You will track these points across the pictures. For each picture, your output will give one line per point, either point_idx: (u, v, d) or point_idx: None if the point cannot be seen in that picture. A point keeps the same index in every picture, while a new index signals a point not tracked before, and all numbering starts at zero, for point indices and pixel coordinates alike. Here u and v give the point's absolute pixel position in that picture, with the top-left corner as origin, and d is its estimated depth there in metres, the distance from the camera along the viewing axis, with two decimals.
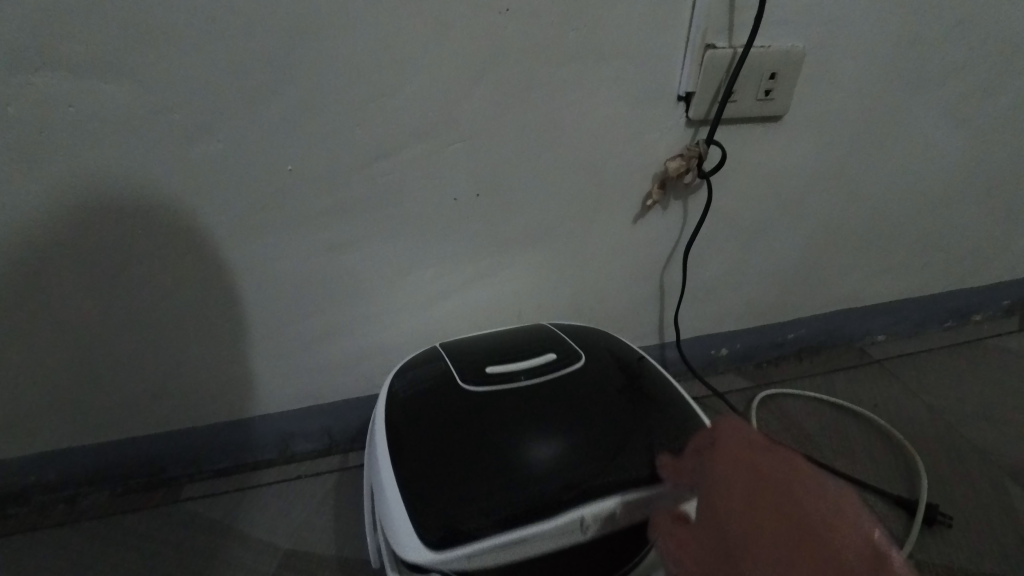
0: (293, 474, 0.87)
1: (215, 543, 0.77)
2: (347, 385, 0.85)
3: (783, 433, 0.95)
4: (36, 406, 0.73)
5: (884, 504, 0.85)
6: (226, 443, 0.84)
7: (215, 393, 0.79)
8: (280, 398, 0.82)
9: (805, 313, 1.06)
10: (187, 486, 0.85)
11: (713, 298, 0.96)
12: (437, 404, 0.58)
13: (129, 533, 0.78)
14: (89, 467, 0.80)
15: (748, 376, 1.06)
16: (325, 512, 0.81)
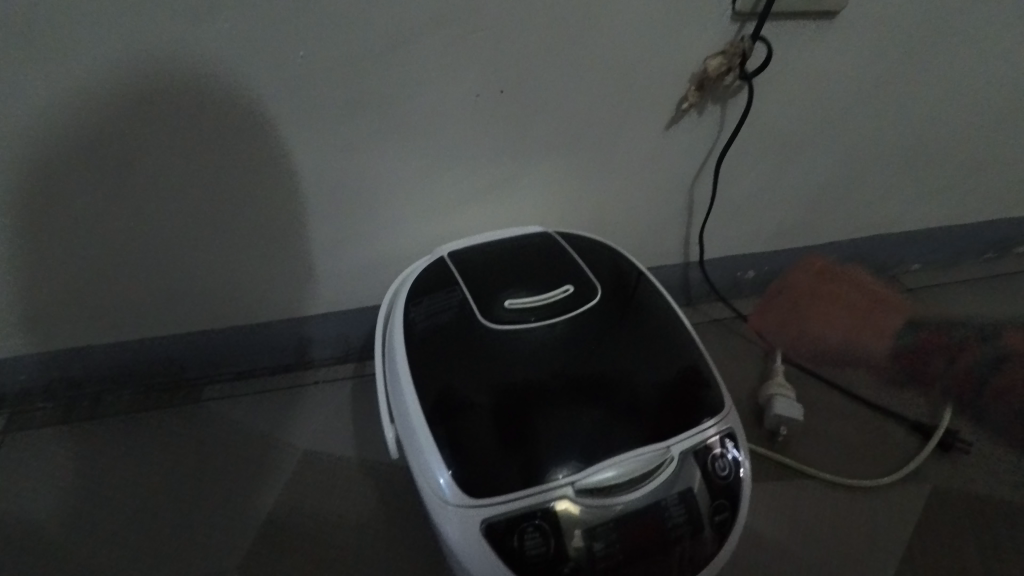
0: (310, 380, 0.86)
1: (235, 443, 0.78)
2: (361, 291, 0.83)
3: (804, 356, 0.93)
4: (52, 302, 0.73)
5: (905, 430, 0.83)
6: (242, 347, 0.84)
7: (230, 294, 0.79)
8: (294, 304, 0.82)
9: (838, 235, 1.00)
10: (207, 389, 0.85)
11: (742, 216, 0.91)
12: (447, 321, 0.56)
13: (152, 431, 0.80)
14: (109, 366, 0.81)
15: (773, 300, 1.02)
16: (341, 417, 0.82)
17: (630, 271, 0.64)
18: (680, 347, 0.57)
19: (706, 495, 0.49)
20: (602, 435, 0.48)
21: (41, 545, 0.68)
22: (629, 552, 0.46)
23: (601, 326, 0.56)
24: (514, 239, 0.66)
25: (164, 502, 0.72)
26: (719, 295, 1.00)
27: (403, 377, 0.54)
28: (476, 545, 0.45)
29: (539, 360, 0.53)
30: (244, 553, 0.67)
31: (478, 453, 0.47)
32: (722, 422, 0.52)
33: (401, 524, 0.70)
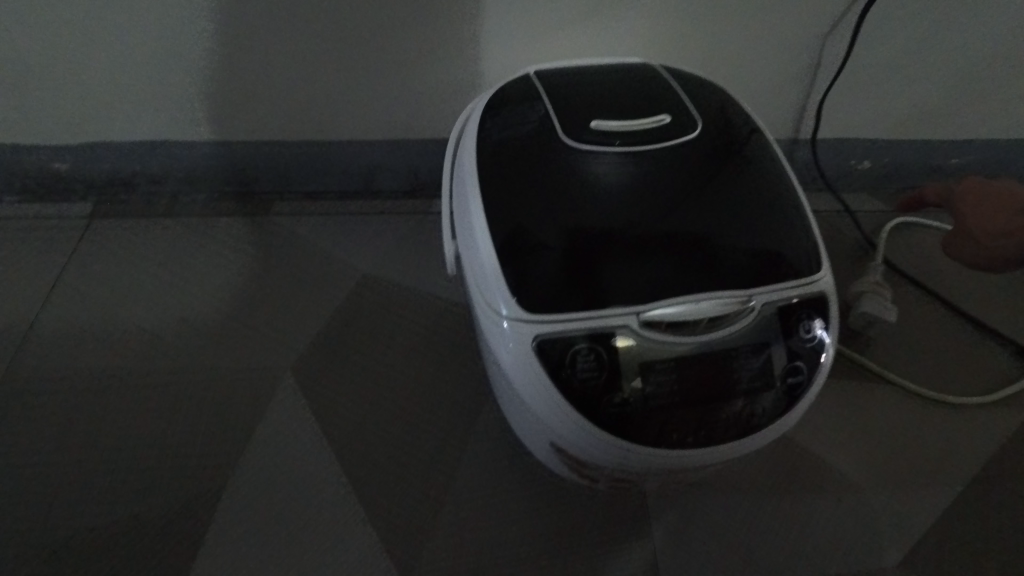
0: (379, 210, 0.86)
1: (297, 256, 0.79)
2: (436, 120, 0.80)
3: (905, 261, 0.83)
4: (143, 87, 0.75)
5: (1011, 355, 0.73)
6: (314, 164, 0.84)
7: (307, 105, 0.77)
8: (368, 122, 0.80)
9: (985, 133, 0.85)
10: (276, 204, 0.86)
11: (871, 91, 0.79)
12: (524, 137, 0.52)
13: (222, 234, 0.82)
14: (188, 165, 0.83)
15: (884, 200, 0.89)
16: (402, 248, 0.81)
17: (737, 113, 0.56)
18: (781, 198, 0.50)
19: (781, 354, 0.45)
20: (675, 273, 0.45)
21: (119, 317, 0.73)
22: (684, 395, 0.43)
23: (692, 162, 0.50)
24: (610, 64, 0.59)
25: (228, 298, 0.75)
26: (829, 184, 0.88)
27: (469, 188, 0.50)
28: (524, 360, 0.43)
29: (621, 188, 0.48)
30: (297, 355, 0.70)
31: (539, 271, 0.45)
32: (815, 283, 0.46)
33: (449, 354, 0.70)
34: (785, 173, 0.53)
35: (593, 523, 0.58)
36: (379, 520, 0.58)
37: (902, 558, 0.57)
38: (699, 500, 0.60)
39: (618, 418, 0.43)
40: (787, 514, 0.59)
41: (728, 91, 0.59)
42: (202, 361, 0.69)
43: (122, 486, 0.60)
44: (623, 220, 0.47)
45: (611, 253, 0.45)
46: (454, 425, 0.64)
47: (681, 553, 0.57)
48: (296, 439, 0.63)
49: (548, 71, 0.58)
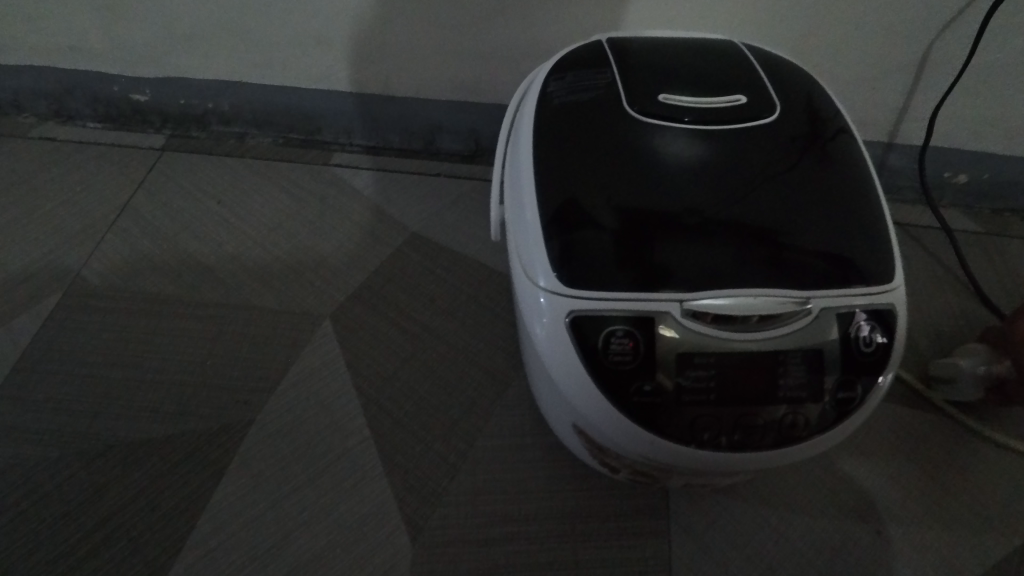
0: (435, 170, 0.85)
1: (351, 207, 0.80)
2: (503, 84, 0.78)
3: (1000, 286, 0.74)
4: (221, 27, 0.76)
5: None
6: (377, 117, 0.84)
7: (376, 60, 0.77)
8: (431, 81, 0.79)
9: None
10: (337, 154, 0.87)
11: (981, 98, 0.71)
12: (586, 104, 0.49)
13: (282, 178, 0.83)
14: (257, 107, 0.85)
15: (979, 220, 0.81)
16: (453, 212, 0.80)
17: (823, 101, 0.52)
18: (859, 198, 0.46)
19: (835, 365, 0.41)
20: (729, 264, 0.42)
21: (177, 245, 0.76)
22: (722, 394, 0.41)
23: (763, 148, 0.47)
24: (690, 37, 0.56)
25: (281, 240, 0.76)
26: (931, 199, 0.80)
27: (523, 150, 0.49)
28: (557, 335, 0.42)
29: (681, 167, 0.45)
30: (338, 303, 0.70)
31: (584, 244, 0.43)
32: (885, 295, 0.42)
33: (486, 323, 0.69)
34: (867, 170, 0.48)
35: (610, 512, 0.56)
36: (396, 476, 0.58)
37: None
38: (725, 506, 0.57)
39: (647, 407, 0.41)
40: (819, 536, 0.56)
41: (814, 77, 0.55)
42: (248, 297, 0.71)
43: (160, 405, 0.63)
44: (679, 201, 0.44)
45: (662, 234, 0.43)
46: (483, 393, 0.63)
47: (698, 558, 0.54)
48: (327, 385, 0.64)
49: (621, 39, 0.55)
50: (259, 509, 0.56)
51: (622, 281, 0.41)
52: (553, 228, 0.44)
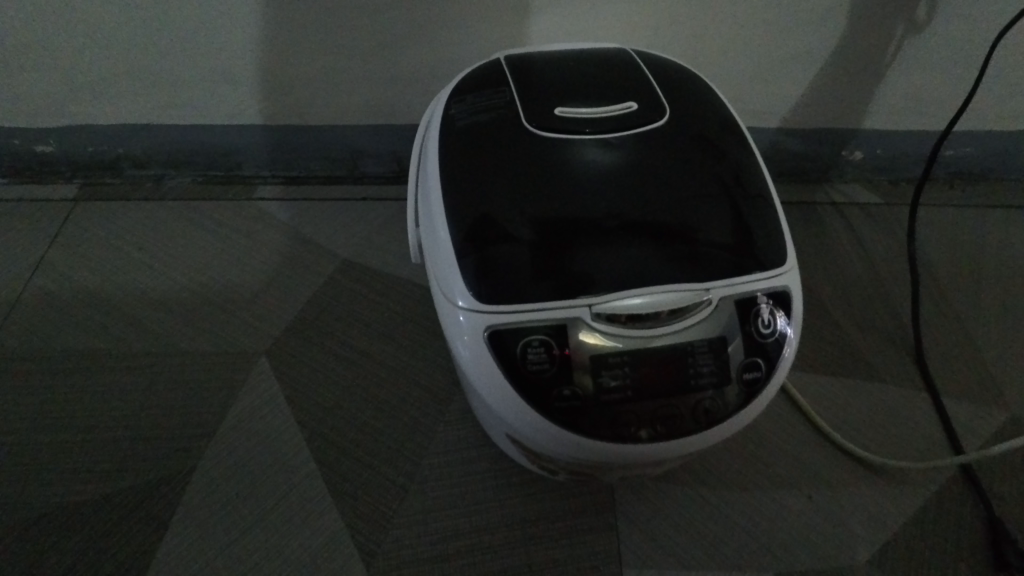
0: (361, 194, 0.86)
1: (279, 239, 0.79)
2: (417, 104, 0.79)
3: (901, 253, 0.80)
4: (122, 72, 0.75)
5: (1002, 351, 0.71)
6: (296, 148, 0.84)
7: (287, 92, 0.77)
8: (347, 108, 0.79)
9: (981, 124, 0.82)
10: (260, 188, 0.86)
11: (864, 81, 0.77)
12: (488, 123, 0.51)
13: (205, 217, 0.82)
14: (170, 148, 0.84)
15: (878, 193, 0.87)
16: (382, 234, 0.80)
17: (712, 99, 0.55)
18: (750, 188, 0.49)
19: (741, 350, 0.44)
20: (634, 265, 0.44)
21: (99, 297, 0.73)
22: (639, 390, 0.43)
23: (658, 149, 0.49)
24: (584, 49, 0.58)
25: (208, 281, 0.75)
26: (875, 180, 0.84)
27: (431, 173, 0.50)
28: (477, 351, 0.43)
29: (581, 175, 0.48)
30: (273, 338, 0.70)
31: (496, 259, 0.44)
32: (779, 278, 0.45)
33: (425, 342, 0.70)
34: (755, 158, 0.51)
35: (560, 513, 0.58)
36: (346, 505, 0.58)
37: (873, 557, 0.56)
38: (667, 493, 0.59)
39: (570, 410, 0.43)
40: (757, 509, 0.59)
41: (702, 75, 0.58)
42: (178, 342, 0.70)
43: (95, 464, 0.61)
44: (583, 209, 0.46)
45: (570, 243, 0.45)
46: (426, 412, 0.64)
47: (646, 545, 0.56)
48: (268, 422, 0.63)
49: (518, 55, 0.57)
50: (208, 557, 0.55)
51: (534, 292, 0.43)
52: (465, 247, 0.45)
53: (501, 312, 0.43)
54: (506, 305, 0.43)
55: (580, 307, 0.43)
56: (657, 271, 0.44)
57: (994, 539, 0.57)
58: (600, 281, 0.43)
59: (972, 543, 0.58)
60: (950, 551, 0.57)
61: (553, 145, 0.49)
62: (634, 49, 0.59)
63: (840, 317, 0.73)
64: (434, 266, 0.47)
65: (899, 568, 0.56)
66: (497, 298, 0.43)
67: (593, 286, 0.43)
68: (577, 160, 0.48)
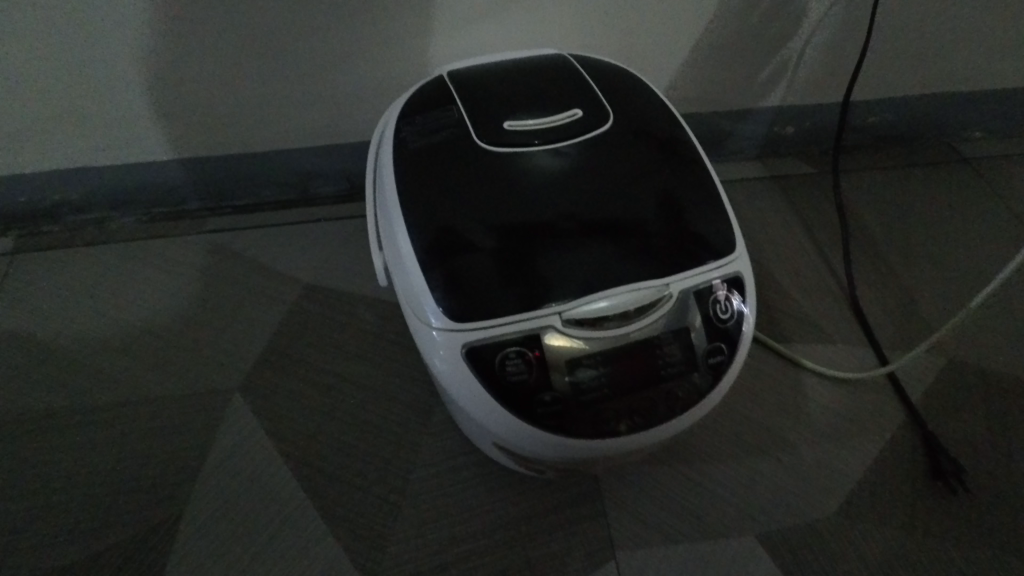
0: (314, 216, 0.85)
1: (236, 271, 0.78)
2: (361, 122, 0.79)
3: (837, 219, 0.85)
4: (46, 118, 0.72)
5: (935, 300, 0.76)
6: (242, 177, 0.82)
7: (224, 121, 0.75)
8: (291, 132, 0.78)
9: (896, 89, 0.88)
10: (209, 220, 0.85)
11: (786, 60, 0.80)
12: (439, 142, 0.52)
13: (156, 257, 0.80)
14: (110, 190, 0.81)
15: (811, 163, 0.92)
16: (341, 254, 0.80)
17: (650, 98, 0.57)
18: (696, 182, 0.52)
19: (704, 336, 0.47)
20: (597, 266, 0.46)
21: (56, 352, 0.71)
22: (615, 386, 0.45)
23: (605, 151, 0.51)
24: (522, 59, 0.59)
25: (168, 322, 0.74)
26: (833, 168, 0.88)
27: (389, 197, 0.50)
28: (456, 369, 0.44)
29: (535, 184, 0.49)
30: (243, 374, 0.69)
31: (464, 277, 0.45)
32: (732, 263, 0.48)
33: (397, 358, 0.70)
34: (697, 152, 0.54)
35: (552, 507, 0.60)
36: (342, 530, 0.59)
37: (842, 506, 0.61)
38: (649, 474, 0.62)
39: (551, 414, 0.45)
40: (733, 478, 0.62)
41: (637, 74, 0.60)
42: (146, 389, 0.68)
43: (76, 524, 0.60)
44: (543, 217, 0.47)
45: (534, 253, 0.46)
46: (409, 428, 0.65)
47: (635, 525, 0.59)
48: (251, 459, 0.63)
49: (459, 70, 0.59)
50: None
51: (506, 308, 0.44)
52: (433, 269, 0.46)
53: (475, 331, 0.44)
54: (479, 323, 0.44)
55: (551, 316, 0.44)
56: (618, 271, 0.46)
57: (934, 465, 0.62)
58: (567, 286, 0.45)
59: (926, 479, 0.63)
60: (908, 491, 0.62)
61: (504, 159, 0.50)
62: (569, 55, 0.61)
63: (788, 286, 0.78)
64: (403, 290, 0.48)
65: (865, 515, 0.60)
66: (470, 317, 0.44)
67: (561, 293, 0.45)
68: (529, 171, 0.50)
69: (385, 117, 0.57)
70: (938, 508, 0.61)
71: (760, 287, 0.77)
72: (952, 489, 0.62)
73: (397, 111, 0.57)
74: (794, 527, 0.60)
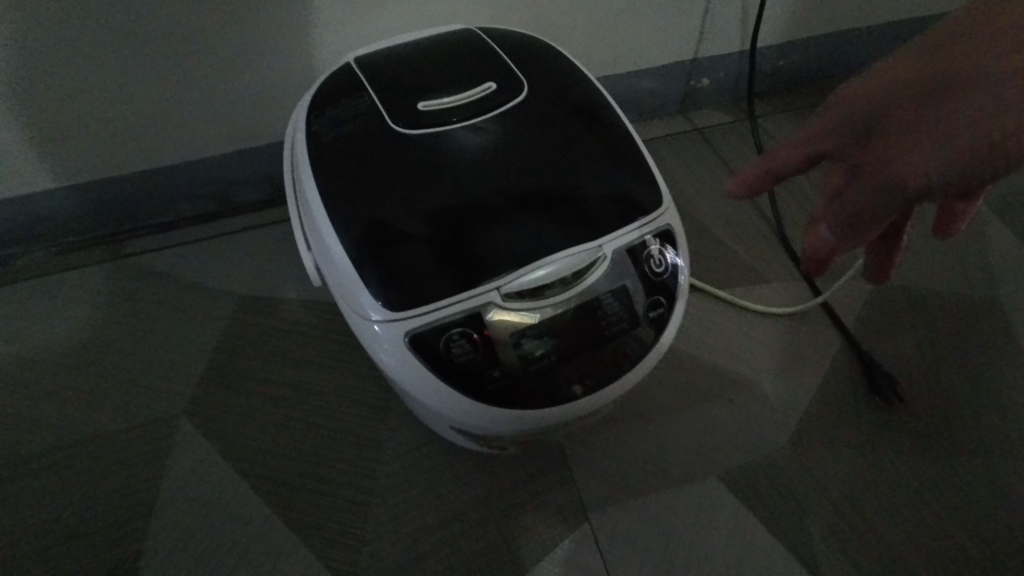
0: (240, 226, 0.82)
1: (165, 293, 0.75)
2: (275, 122, 0.76)
3: (759, 163, 0.87)
4: None
5: None
6: (156, 195, 0.78)
7: (127, 137, 0.71)
8: (202, 141, 0.75)
9: (800, 32, 0.91)
10: (127, 244, 0.80)
11: (695, 12, 0.82)
12: (354, 132, 0.50)
13: (73, 289, 0.75)
14: (8, 228, 0.74)
15: (730, 113, 0.95)
16: (274, 261, 0.78)
17: (562, 63, 0.57)
18: (617, 142, 0.52)
19: (642, 292, 0.48)
20: (530, 237, 0.46)
21: None
22: (563, 352, 0.46)
23: (523, 121, 0.51)
24: (429, 38, 0.58)
25: (98, 356, 0.70)
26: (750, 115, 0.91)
27: (309, 195, 0.49)
28: (402, 359, 0.44)
29: (458, 162, 0.48)
30: (188, 398, 0.66)
31: (398, 265, 0.45)
32: (661, 217, 0.49)
33: (347, 358, 0.69)
34: (614, 111, 0.54)
35: (521, 481, 0.61)
36: (314, 539, 0.58)
37: (794, 436, 0.64)
38: (611, 434, 0.64)
39: (503, 389, 0.45)
40: (690, 426, 0.64)
41: (547, 41, 0.60)
42: (84, 429, 0.65)
43: None
44: (469, 195, 0.47)
45: (465, 232, 0.46)
46: (368, 426, 0.64)
47: (603, 484, 0.61)
48: (209, 483, 0.61)
49: (366, 56, 0.57)
50: None
51: (444, 292, 0.44)
52: (365, 262, 0.45)
53: (416, 318, 0.44)
54: (419, 309, 0.44)
55: (491, 293, 0.44)
56: (551, 239, 0.46)
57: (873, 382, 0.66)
58: (502, 261, 0.45)
59: (864, 396, 0.67)
60: (850, 411, 0.66)
61: (423, 141, 0.49)
62: (477, 28, 0.60)
63: (722, 234, 0.80)
64: (338, 287, 0.46)
65: (815, 440, 0.64)
66: (409, 305, 0.44)
67: (498, 269, 0.45)
68: (450, 151, 0.49)
69: (295, 112, 0.55)
70: (879, 422, 0.65)
71: (695, 239, 0.79)
72: (888, 402, 0.66)
73: (307, 105, 0.55)
74: (753, 462, 0.62)
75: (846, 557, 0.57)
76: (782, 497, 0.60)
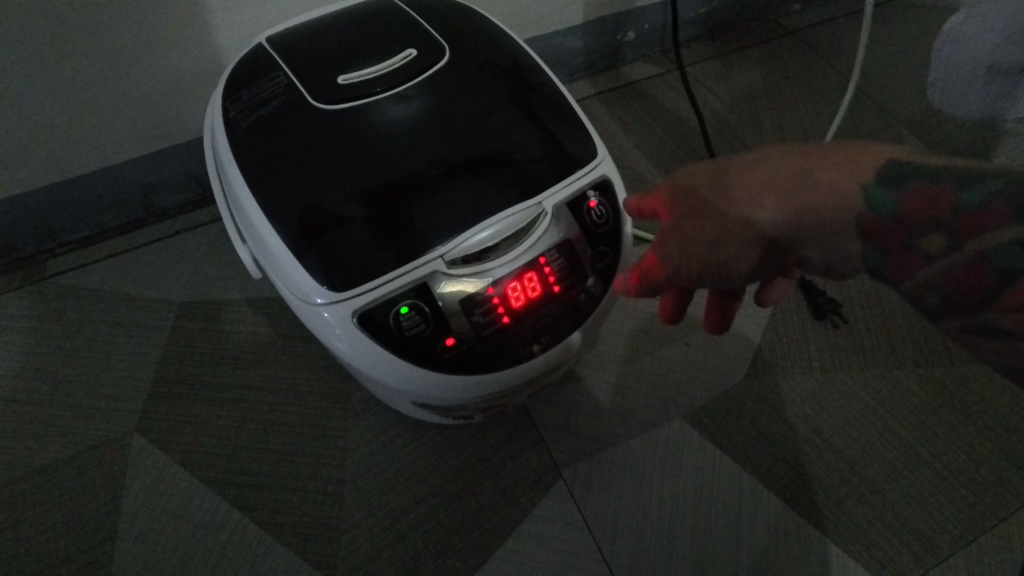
0: (170, 231, 0.78)
1: (98, 309, 0.71)
2: (193, 117, 0.73)
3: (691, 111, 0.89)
4: None
5: None
6: (74, 208, 0.73)
7: (31, 148, 0.66)
8: (116, 145, 0.71)
9: None
10: (48, 264, 0.75)
11: None
12: (274, 114, 0.48)
13: None
14: None
15: (658, 63, 0.95)
16: (212, 262, 0.75)
17: (482, 24, 0.56)
18: (546, 99, 0.52)
19: (587, 246, 0.48)
20: (469, 202, 0.45)
21: None
22: (514, 316, 0.46)
23: (448, 85, 0.50)
24: (342, 10, 0.56)
25: (33, 384, 0.66)
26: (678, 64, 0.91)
27: (235, 183, 0.47)
28: (353, 340, 0.43)
29: (386, 134, 0.47)
30: (138, 414, 0.64)
31: (337, 247, 0.43)
32: (597, 169, 0.49)
33: (302, 351, 0.67)
34: (539, 67, 0.54)
35: (493, 448, 0.61)
36: (289, 535, 0.57)
37: (749, 369, 0.66)
38: (576, 391, 0.64)
39: (459, 359, 0.45)
40: (651, 372, 0.66)
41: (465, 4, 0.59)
42: (28, 460, 0.61)
43: None
44: (402, 165, 0.46)
45: (402, 202, 0.44)
46: (331, 416, 0.63)
47: (573, 440, 0.61)
48: (172, 496, 0.59)
49: (278, 35, 0.54)
50: None
51: (388, 268, 0.43)
52: (302, 246, 0.44)
53: (361, 297, 0.43)
54: (363, 288, 0.43)
55: (434, 263, 0.44)
56: (490, 202, 0.45)
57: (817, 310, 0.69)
58: (444, 228, 0.44)
59: (814, 323, 0.69)
60: (799, 340, 0.68)
61: (349, 116, 0.48)
62: None
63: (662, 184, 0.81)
64: (277, 276, 0.45)
65: (769, 370, 0.66)
66: (353, 285, 0.43)
67: (440, 237, 0.44)
68: (376, 123, 0.47)
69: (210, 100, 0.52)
70: (826, 346, 0.68)
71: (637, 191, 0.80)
72: (835, 325, 0.69)
73: (221, 91, 0.52)
74: (712, 398, 0.64)
75: (808, 476, 0.60)
76: (744, 428, 0.62)
